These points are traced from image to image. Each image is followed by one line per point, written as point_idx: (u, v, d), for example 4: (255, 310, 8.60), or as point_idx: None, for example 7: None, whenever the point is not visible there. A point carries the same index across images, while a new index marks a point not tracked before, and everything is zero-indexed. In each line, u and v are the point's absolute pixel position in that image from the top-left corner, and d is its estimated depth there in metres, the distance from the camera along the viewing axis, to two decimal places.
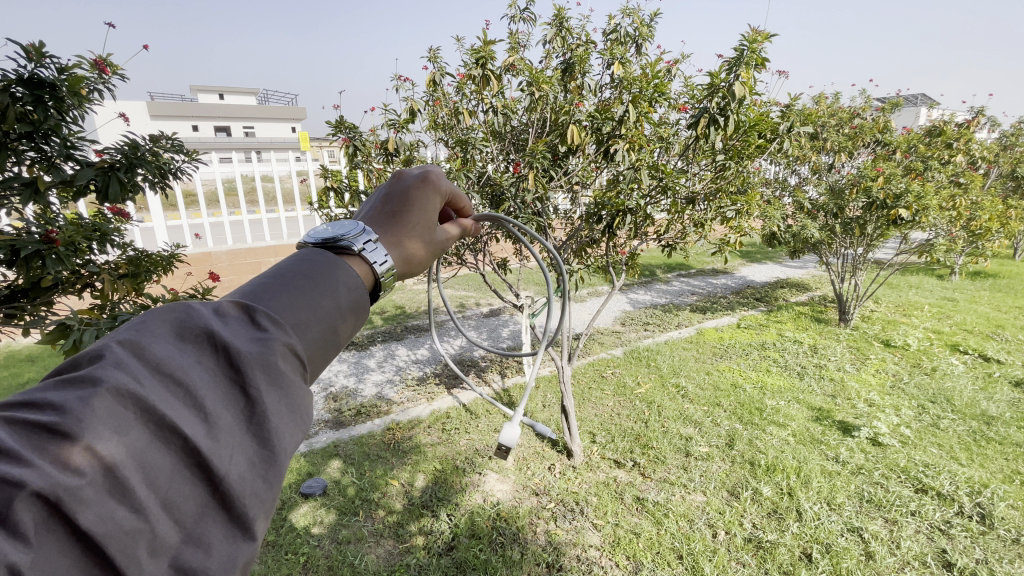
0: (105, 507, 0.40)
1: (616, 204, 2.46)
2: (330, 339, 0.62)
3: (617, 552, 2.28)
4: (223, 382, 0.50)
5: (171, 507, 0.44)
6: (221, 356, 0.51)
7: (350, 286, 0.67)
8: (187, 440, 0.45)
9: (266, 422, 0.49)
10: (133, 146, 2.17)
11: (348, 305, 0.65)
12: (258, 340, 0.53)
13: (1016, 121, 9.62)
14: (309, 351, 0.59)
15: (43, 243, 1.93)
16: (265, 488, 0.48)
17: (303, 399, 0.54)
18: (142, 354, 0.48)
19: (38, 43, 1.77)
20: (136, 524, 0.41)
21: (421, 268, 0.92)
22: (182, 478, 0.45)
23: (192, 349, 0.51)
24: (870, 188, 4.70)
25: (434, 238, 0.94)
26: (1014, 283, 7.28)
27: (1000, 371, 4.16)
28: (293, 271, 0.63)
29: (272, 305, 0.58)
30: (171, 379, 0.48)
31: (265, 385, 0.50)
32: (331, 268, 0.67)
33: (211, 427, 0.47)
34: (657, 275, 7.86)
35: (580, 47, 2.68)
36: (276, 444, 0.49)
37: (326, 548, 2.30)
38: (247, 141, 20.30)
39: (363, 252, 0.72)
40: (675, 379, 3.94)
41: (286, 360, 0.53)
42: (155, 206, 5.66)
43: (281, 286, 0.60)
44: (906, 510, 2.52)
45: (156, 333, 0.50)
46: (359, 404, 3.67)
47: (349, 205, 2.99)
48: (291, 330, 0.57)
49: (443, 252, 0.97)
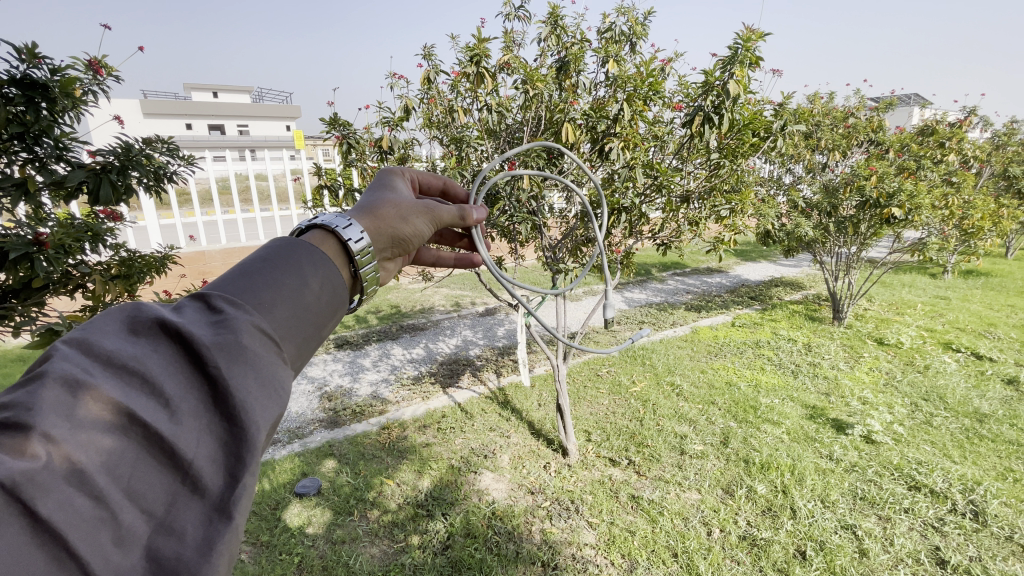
0: (64, 495, 0.40)
1: (611, 203, 2.48)
2: (301, 317, 0.63)
3: (611, 551, 2.28)
4: (182, 368, 0.51)
5: (136, 496, 0.45)
6: (177, 343, 0.52)
7: (318, 266, 0.69)
8: (149, 426, 0.46)
9: (231, 402, 0.50)
10: (128, 148, 2.13)
11: (316, 284, 0.67)
12: (217, 323, 0.54)
13: (1008, 122, 9.69)
14: (278, 330, 0.60)
15: (33, 246, 1.89)
16: (235, 467, 0.48)
17: (274, 376, 0.55)
18: (92, 350, 0.49)
19: (32, 44, 1.74)
20: (97, 513, 0.42)
21: (405, 227, 1.00)
22: (145, 466, 0.46)
23: (146, 340, 0.51)
24: (864, 186, 4.72)
25: (406, 200, 1.03)
26: (1006, 282, 7.35)
27: (992, 369, 4.19)
28: (254, 258, 0.65)
29: (233, 292, 0.59)
30: (126, 370, 0.49)
31: (225, 363, 0.51)
32: (296, 249, 0.69)
33: (174, 413, 0.48)
34: (652, 273, 7.87)
35: (575, 45, 2.66)
36: (244, 421, 0.50)
37: (321, 547, 2.28)
38: (241, 140, 20.15)
39: (316, 221, 0.78)
40: (670, 378, 3.95)
41: (247, 337, 0.54)
42: (148, 206, 5.61)
43: (240, 272, 0.62)
44: (899, 507, 2.53)
45: (106, 330, 0.51)
46: (354, 403, 3.66)
47: (343, 203, 2.98)
48: (254, 311, 0.58)
49: (424, 210, 1.04)
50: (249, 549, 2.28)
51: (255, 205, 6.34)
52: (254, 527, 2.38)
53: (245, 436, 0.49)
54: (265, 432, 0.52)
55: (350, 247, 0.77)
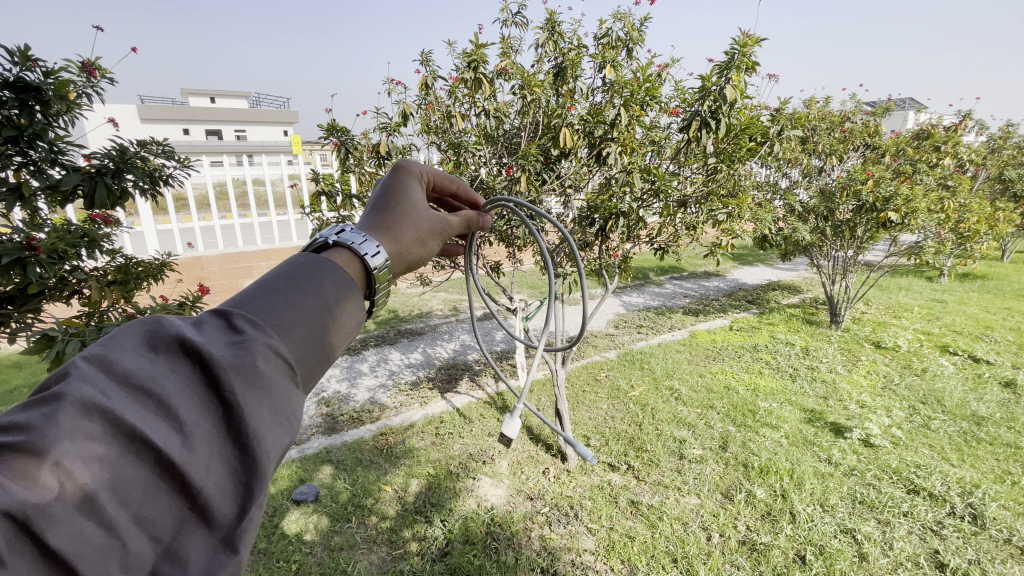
0: (74, 525, 0.40)
1: (609, 207, 2.49)
2: (317, 338, 0.63)
3: (611, 557, 2.27)
4: (198, 391, 0.51)
5: (145, 522, 0.45)
6: (195, 363, 0.52)
7: (338, 286, 0.70)
8: (161, 452, 0.46)
9: (244, 428, 0.50)
10: (122, 151, 2.12)
11: (335, 305, 0.68)
12: (235, 344, 0.54)
13: (1003, 126, 9.74)
14: (294, 353, 0.60)
15: (25, 250, 1.87)
16: (243, 496, 0.49)
17: (287, 400, 0.55)
18: (110, 368, 0.50)
19: (24, 46, 1.74)
20: (107, 541, 0.42)
21: (421, 250, 1.03)
22: (156, 492, 0.46)
23: (165, 358, 0.52)
24: (860, 190, 4.73)
25: (424, 219, 1.04)
26: (1001, 285, 7.39)
27: (989, 372, 4.21)
28: (275, 275, 0.66)
29: (252, 311, 0.60)
30: (142, 391, 0.49)
31: (241, 388, 0.51)
32: (317, 268, 0.70)
33: (186, 439, 0.47)
34: (650, 277, 7.89)
35: (571, 51, 2.67)
36: (255, 449, 0.50)
37: (319, 555, 2.27)
38: (239, 146, 20.19)
39: (339, 243, 0.77)
40: (668, 382, 3.95)
41: (263, 360, 0.54)
42: (145, 211, 5.60)
43: (263, 290, 0.62)
44: (899, 510, 2.52)
45: (125, 346, 0.51)
46: (352, 409, 3.64)
47: (341, 208, 2.98)
48: (272, 331, 0.58)
49: (439, 232, 1.07)
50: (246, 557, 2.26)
51: (253, 210, 6.33)
52: None
53: (255, 465, 0.49)
54: (276, 459, 0.52)
55: (374, 274, 0.78)
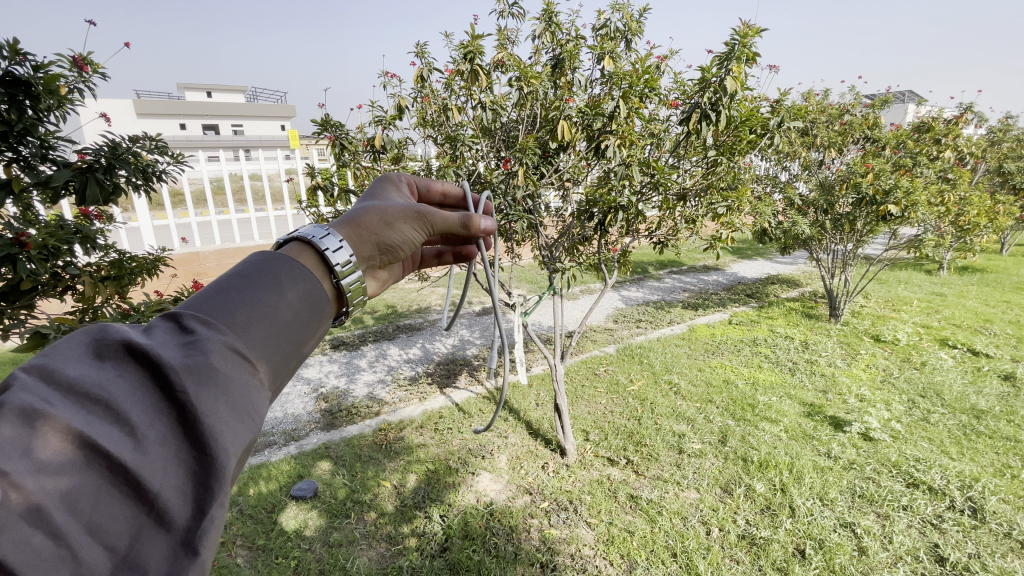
0: (20, 534, 0.40)
1: (606, 201, 2.43)
2: (278, 334, 0.63)
3: (611, 551, 2.26)
4: (148, 394, 0.51)
5: (98, 531, 0.45)
6: (145, 367, 0.52)
7: (298, 281, 0.69)
8: (112, 457, 0.46)
9: (199, 427, 0.50)
10: (114, 146, 2.09)
11: (296, 299, 0.67)
12: (187, 345, 0.54)
13: (1004, 119, 9.65)
14: (252, 349, 0.59)
15: (15, 247, 1.84)
16: (202, 494, 0.49)
17: (246, 398, 0.55)
18: (53, 378, 0.49)
19: (12, 39, 1.70)
20: (56, 551, 0.42)
21: (391, 234, 0.99)
22: (108, 500, 0.45)
23: (112, 366, 0.51)
24: (860, 184, 4.63)
25: (395, 206, 1.02)
26: (1000, 278, 7.38)
27: (989, 365, 4.20)
28: (230, 274, 0.65)
29: (204, 313, 0.59)
30: (89, 398, 0.48)
31: (195, 389, 0.51)
32: (273, 264, 0.68)
33: (138, 442, 0.47)
34: (649, 272, 7.87)
35: (569, 42, 2.62)
36: (212, 447, 0.50)
37: (318, 551, 2.26)
38: (235, 141, 20.03)
39: (293, 234, 0.75)
40: (667, 376, 3.93)
41: (217, 357, 0.54)
42: (139, 207, 5.53)
43: (217, 289, 0.62)
44: (898, 505, 2.52)
45: (70, 354, 0.51)
46: (350, 404, 3.63)
47: (337, 203, 2.94)
48: (228, 329, 0.58)
49: (414, 215, 1.02)
50: (245, 553, 2.24)
51: (249, 205, 6.27)
52: (250, 531, 2.35)
53: (213, 463, 0.49)
54: (235, 458, 0.52)
55: (329, 259, 0.75)
